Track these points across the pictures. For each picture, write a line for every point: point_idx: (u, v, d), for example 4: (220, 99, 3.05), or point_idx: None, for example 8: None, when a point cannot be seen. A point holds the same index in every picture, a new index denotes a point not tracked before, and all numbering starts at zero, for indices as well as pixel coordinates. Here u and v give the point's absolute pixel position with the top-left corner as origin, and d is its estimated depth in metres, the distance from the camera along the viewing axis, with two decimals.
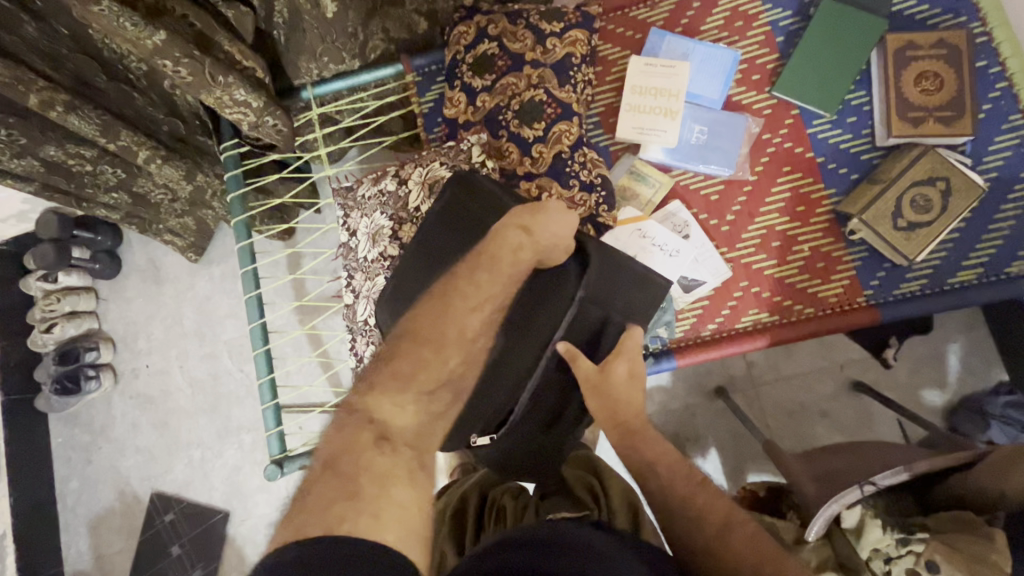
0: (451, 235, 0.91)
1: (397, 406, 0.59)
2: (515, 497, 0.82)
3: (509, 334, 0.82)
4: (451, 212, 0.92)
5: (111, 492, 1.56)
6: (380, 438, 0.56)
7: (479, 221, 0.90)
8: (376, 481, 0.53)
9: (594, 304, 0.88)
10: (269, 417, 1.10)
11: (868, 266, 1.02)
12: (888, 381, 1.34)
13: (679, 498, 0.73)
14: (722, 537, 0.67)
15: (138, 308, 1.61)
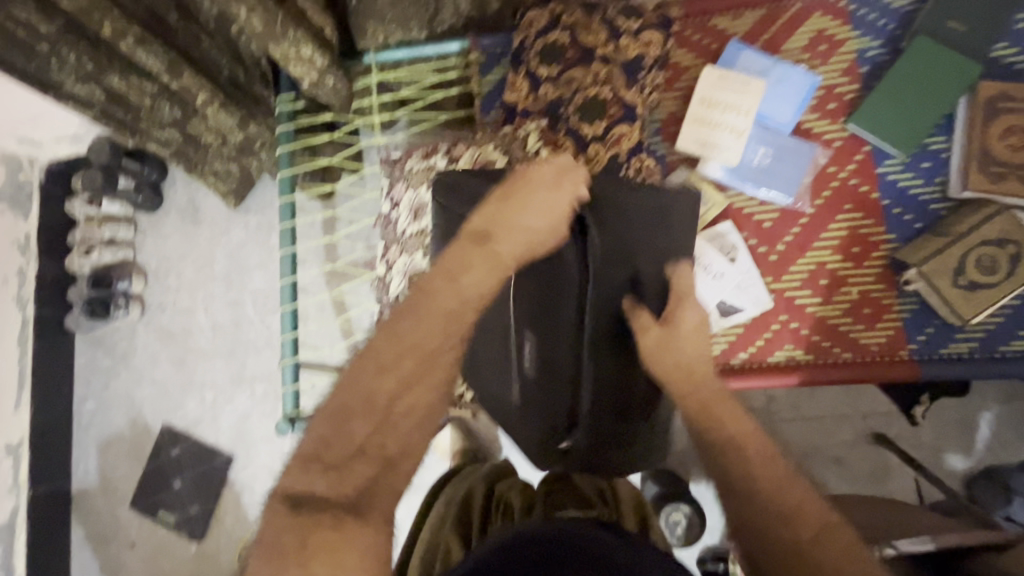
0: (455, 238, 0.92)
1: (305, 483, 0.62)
2: (522, 492, 0.81)
3: (544, 296, 0.86)
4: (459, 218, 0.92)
5: (123, 418, 1.60)
6: (295, 505, 0.60)
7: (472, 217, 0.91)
8: (302, 538, 0.58)
9: (620, 264, 0.87)
10: (286, 372, 1.11)
11: (917, 320, 0.98)
12: (913, 438, 1.29)
13: (765, 492, 0.68)
14: (817, 543, 0.63)
15: (173, 245, 1.64)
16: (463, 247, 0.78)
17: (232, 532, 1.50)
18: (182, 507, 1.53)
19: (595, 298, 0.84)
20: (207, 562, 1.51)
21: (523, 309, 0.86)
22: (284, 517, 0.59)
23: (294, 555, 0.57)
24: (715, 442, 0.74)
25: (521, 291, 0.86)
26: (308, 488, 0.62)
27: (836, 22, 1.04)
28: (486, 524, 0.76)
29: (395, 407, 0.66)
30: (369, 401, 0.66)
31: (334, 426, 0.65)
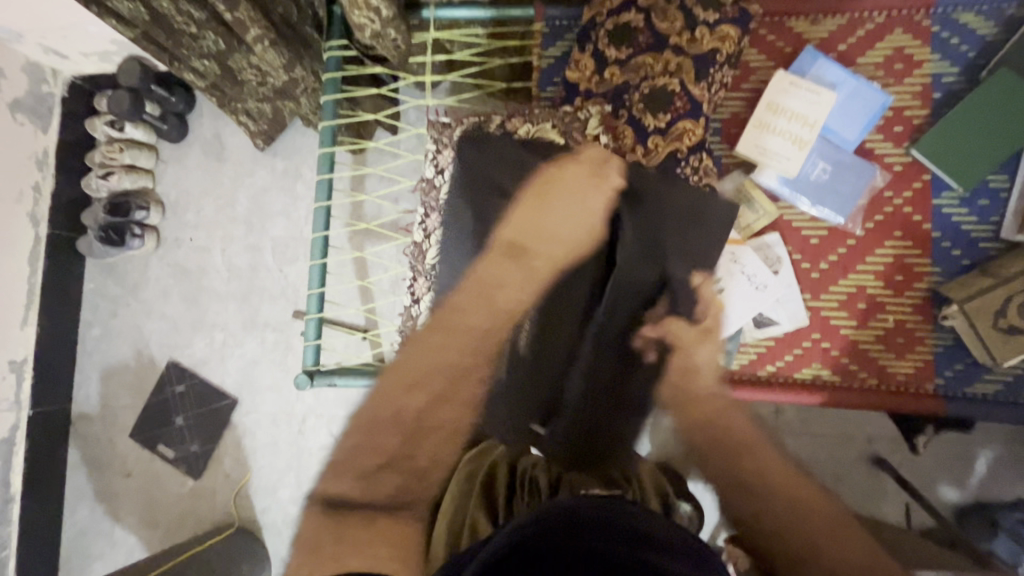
0: (475, 211, 0.93)
1: (339, 482, 0.69)
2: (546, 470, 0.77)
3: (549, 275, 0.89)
4: (468, 187, 0.94)
5: (130, 348, 1.59)
6: (332, 506, 0.66)
7: (500, 180, 0.92)
8: (338, 536, 0.63)
9: (647, 262, 0.88)
10: (310, 327, 1.10)
11: (947, 356, 0.98)
12: (910, 466, 1.32)
13: (788, 488, 0.70)
14: (838, 538, 0.65)
15: (194, 180, 1.60)
16: (504, 267, 0.87)
17: (230, 474, 1.51)
18: (182, 443, 1.54)
19: (618, 299, 0.88)
20: (202, 499, 1.52)
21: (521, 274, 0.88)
22: (319, 520, 0.65)
23: (328, 550, 0.61)
24: (738, 438, 0.78)
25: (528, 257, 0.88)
26: (340, 493, 0.68)
27: (917, 42, 1.01)
28: (509, 501, 0.71)
29: (422, 419, 0.76)
30: (386, 426, 0.74)
31: (365, 434, 0.73)
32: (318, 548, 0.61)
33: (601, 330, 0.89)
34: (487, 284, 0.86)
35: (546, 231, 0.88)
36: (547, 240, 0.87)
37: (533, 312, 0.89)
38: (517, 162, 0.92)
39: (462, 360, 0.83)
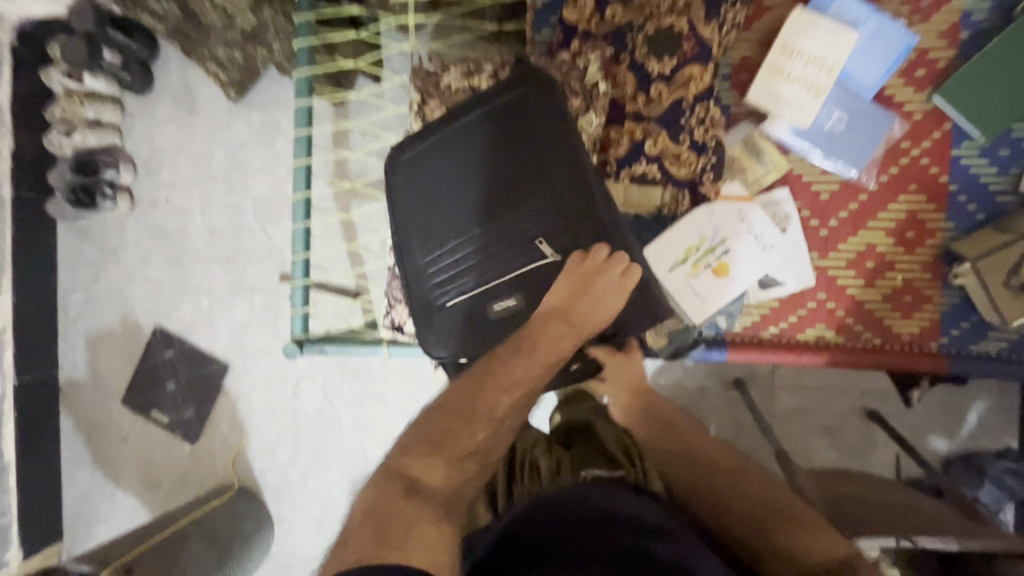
0: (497, 152, 0.87)
1: (429, 467, 0.67)
2: (550, 454, 0.82)
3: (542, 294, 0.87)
4: (507, 120, 0.87)
5: (114, 314, 1.54)
6: (409, 489, 0.65)
7: (541, 157, 0.86)
8: (407, 527, 0.60)
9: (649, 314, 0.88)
10: (297, 294, 1.06)
11: (954, 314, 0.96)
12: (902, 418, 1.32)
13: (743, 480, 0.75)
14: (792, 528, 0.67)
15: (166, 135, 1.50)
16: (546, 325, 0.80)
17: (227, 438, 1.51)
18: (176, 408, 1.52)
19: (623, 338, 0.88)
20: (200, 462, 1.52)
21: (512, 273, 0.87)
22: (396, 493, 0.64)
23: (393, 539, 0.59)
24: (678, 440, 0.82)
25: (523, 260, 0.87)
26: (421, 476, 0.66)
27: None
28: (508, 484, 0.79)
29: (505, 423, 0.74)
30: (478, 420, 0.72)
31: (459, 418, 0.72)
32: (382, 535, 0.59)
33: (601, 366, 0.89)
34: (531, 335, 0.79)
35: (600, 311, 0.82)
36: (585, 322, 0.82)
37: (518, 299, 0.87)
38: (568, 158, 0.85)
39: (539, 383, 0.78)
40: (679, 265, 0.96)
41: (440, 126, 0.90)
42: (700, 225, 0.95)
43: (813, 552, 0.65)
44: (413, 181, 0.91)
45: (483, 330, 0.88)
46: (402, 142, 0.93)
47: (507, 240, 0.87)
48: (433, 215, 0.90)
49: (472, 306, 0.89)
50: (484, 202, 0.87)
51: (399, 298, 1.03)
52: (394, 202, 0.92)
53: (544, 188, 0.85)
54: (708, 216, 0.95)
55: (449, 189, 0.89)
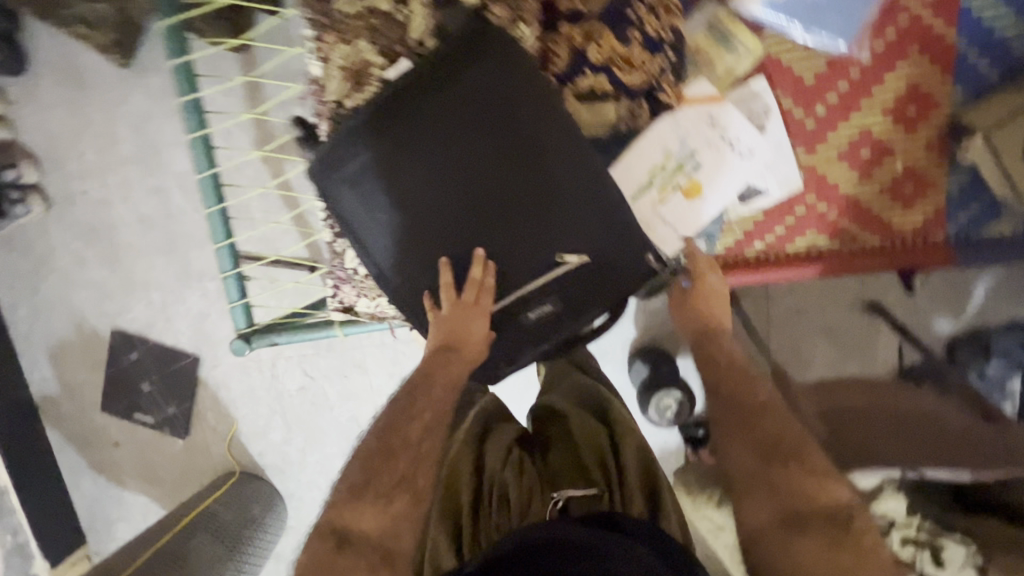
0: (472, 147, 0.73)
1: (357, 512, 0.67)
2: (513, 470, 0.77)
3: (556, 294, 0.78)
4: (475, 104, 0.73)
5: (66, 324, 1.44)
6: (341, 543, 0.66)
7: (536, 141, 0.73)
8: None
9: (600, 272, 0.77)
10: (230, 287, 0.97)
11: (963, 196, 0.85)
12: (907, 305, 1.22)
13: (759, 404, 0.74)
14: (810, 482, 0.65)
15: (60, 119, 1.32)
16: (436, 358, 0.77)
17: (217, 428, 1.46)
18: (159, 407, 1.46)
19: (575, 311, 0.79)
20: (197, 455, 1.49)
21: (529, 278, 0.77)
22: (330, 552, 0.65)
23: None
24: (717, 374, 0.78)
25: (539, 262, 0.77)
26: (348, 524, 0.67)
27: None
28: (475, 517, 0.74)
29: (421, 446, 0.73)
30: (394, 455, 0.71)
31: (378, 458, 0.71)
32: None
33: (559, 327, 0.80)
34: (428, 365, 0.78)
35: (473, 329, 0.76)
36: (471, 343, 0.77)
37: (554, 305, 0.78)
38: (564, 136, 0.74)
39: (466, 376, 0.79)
40: (644, 191, 0.82)
41: (389, 127, 0.73)
42: (665, 139, 0.81)
43: (812, 498, 0.64)
44: (379, 202, 0.74)
45: (516, 341, 0.81)
46: (334, 156, 0.74)
47: (525, 246, 0.76)
48: (421, 235, 0.76)
49: (501, 319, 0.79)
50: (482, 206, 0.75)
51: (344, 276, 0.91)
52: (361, 233, 0.76)
53: (553, 176, 0.74)
54: (673, 128, 0.81)
55: (432, 200, 0.74)
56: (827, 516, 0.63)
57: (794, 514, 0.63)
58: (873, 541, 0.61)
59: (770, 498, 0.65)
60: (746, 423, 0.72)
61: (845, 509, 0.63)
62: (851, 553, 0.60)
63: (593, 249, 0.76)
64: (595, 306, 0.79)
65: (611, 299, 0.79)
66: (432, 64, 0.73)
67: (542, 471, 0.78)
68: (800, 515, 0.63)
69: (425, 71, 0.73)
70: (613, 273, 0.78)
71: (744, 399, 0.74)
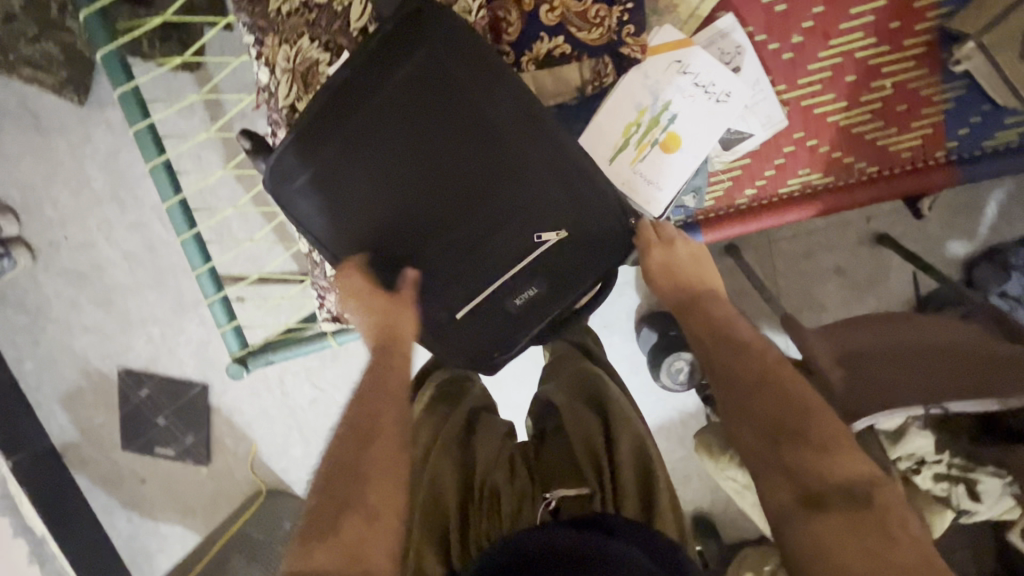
0: (424, 135, 0.70)
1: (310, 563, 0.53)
2: (504, 471, 0.77)
3: (540, 274, 0.75)
4: (418, 90, 0.69)
5: (73, 371, 1.43)
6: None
7: (488, 118, 0.70)
8: None
9: (578, 249, 0.75)
10: (217, 311, 0.95)
11: (960, 109, 0.80)
12: (915, 232, 1.19)
13: (764, 374, 0.66)
14: (827, 459, 0.58)
15: (29, 168, 1.31)
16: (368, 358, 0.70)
17: (238, 451, 1.45)
18: (177, 439, 1.45)
19: (558, 293, 0.77)
20: (222, 480, 1.48)
21: (510, 261, 0.75)
22: None
23: None
24: (710, 340, 0.71)
25: (516, 243, 0.74)
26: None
27: None
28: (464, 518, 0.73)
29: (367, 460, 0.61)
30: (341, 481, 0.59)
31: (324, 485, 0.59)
32: None
33: (547, 308, 0.77)
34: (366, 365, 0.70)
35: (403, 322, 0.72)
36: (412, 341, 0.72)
37: (538, 286, 0.76)
38: (522, 111, 0.70)
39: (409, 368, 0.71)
40: (620, 151, 0.77)
41: (335, 126, 0.69)
42: (634, 93, 0.76)
43: (827, 477, 0.57)
44: (340, 205, 0.72)
45: (504, 329, 0.77)
46: (284, 168, 0.71)
47: (499, 230, 0.73)
48: (388, 233, 0.73)
49: (487, 309, 0.76)
50: (448, 195, 0.72)
51: (327, 285, 0.88)
52: (327, 239, 0.73)
53: (516, 154, 0.71)
54: (642, 81, 0.76)
55: (394, 196, 0.71)
56: (850, 493, 0.56)
57: (813, 495, 0.56)
58: (901, 518, 0.54)
59: (788, 478, 0.58)
60: (758, 392, 0.65)
61: (874, 485, 0.56)
62: (880, 535, 0.52)
63: (569, 223, 0.74)
64: (580, 286, 0.77)
65: (590, 275, 0.77)
66: (369, 53, 0.68)
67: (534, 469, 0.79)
68: (821, 494, 0.56)
69: (364, 61, 0.69)
70: (590, 245, 0.75)
71: (748, 369, 0.67)
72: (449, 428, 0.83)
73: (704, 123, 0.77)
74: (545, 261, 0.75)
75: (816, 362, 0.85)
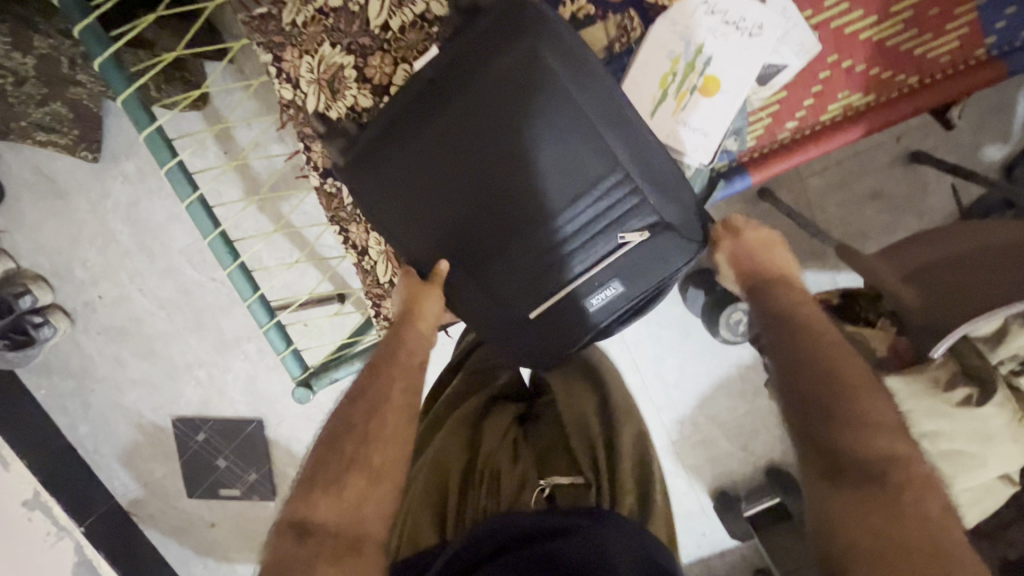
0: (508, 133, 0.71)
1: (314, 504, 0.62)
2: (504, 447, 0.80)
3: (619, 272, 0.76)
4: (505, 91, 0.71)
5: (128, 427, 1.43)
6: (302, 531, 0.60)
7: (575, 113, 0.70)
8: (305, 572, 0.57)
9: (655, 244, 0.75)
10: (274, 339, 0.95)
11: (994, 3, 0.79)
12: (948, 144, 1.16)
13: (833, 349, 0.66)
14: (864, 439, 0.58)
15: (53, 233, 1.31)
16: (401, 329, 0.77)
17: None
18: (239, 478, 1.44)
19: (631, 289, 0.76)
20: None
21: (590, 256, 0.76)
22: (291, 546, 0.59)
23: None
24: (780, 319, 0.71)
25: (596, 234, 0.75)
26: (310, 515, 0.62)
27: None
28: (464, 497, 0.75)
29: (372, 418, 0.69)
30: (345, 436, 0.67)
31: (343, 439, 0.67)
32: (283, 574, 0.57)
33: (623, 302, 0.77)
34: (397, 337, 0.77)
35: (428, 305, 0.77)
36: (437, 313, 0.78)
37: (617, 284, 0.76)
38: (613, 113, 0.71)
39: (428, 339, 0.79)
40: (660, 104, 0.77)
41: (414, 129, 0.73)
42: (665, 41, 0.76)
43: (860, 448, 0.57)
44: (419, 211, 0.76)
45: (569, 325, 0.78)
46: (364, 164, 0.75)
47: (579, 225, 0.75)
48: (467, 228, 0.75)
49: (565, 306, 0.77)
50: (526, 199, 0.73)
51: (382, 291, 0.89)
52: (405, 237, 0.78)
53: (602, 154, 0.72)
54: (670, 28, 0.76)
55: (472, 198, 0.74)
56: (861, 471, 0.56)
57: (832, 466, 0.58)
58: (917, 496, 0.54)
59: (813, 446, 0.60)
60: (811, 373, 0.64)
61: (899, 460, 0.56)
62: (881, 513, 0.53)
63: (654, 225, 0.75)
64: (653, 277, 0.76)
65: (665, 273, 0.76)
66: (452, 59, 0.72)
67: (527, 444, 0.81)
68: (841, 470, 0.57)
69: (446, 68, 0.72)
70: (671, 244, 0.75)
71: (810, 343, 0.67)
72: (459, 414, 0.86)
73: (741, 63, 0.76)
74: (627, 261, 0.75)
75: (887, 285, 0.83)
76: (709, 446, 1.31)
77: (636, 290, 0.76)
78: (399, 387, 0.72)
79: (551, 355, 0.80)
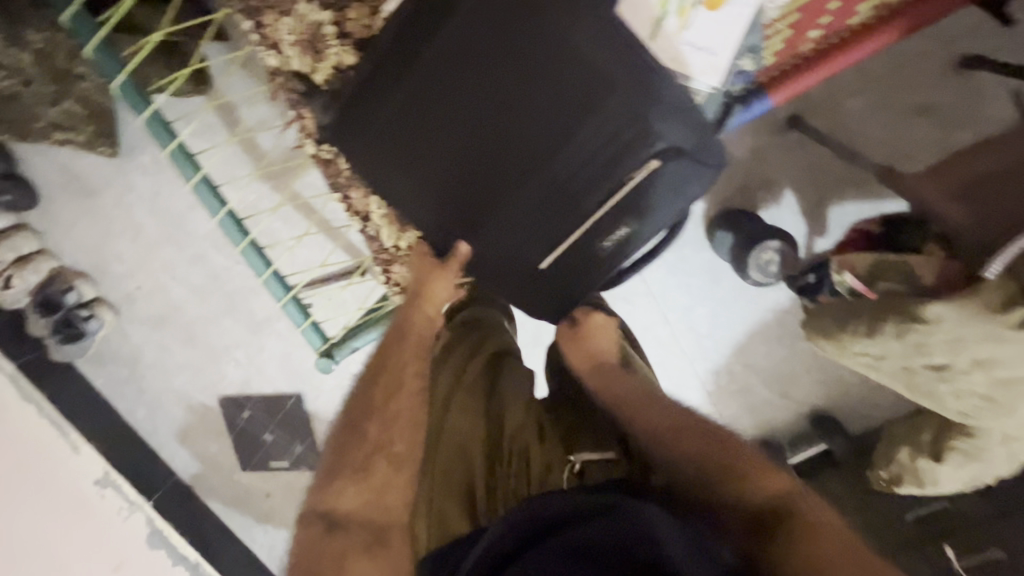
0: (496, 73, 0.67)
1: (342, 491, 0.68)
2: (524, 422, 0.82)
3: (627, 211, 0.72)
4: (487, 26, 0.65)
5: (179, 409, 1.49)
6: (329, 523, 0.66)
7: (565, 40, 0.64)
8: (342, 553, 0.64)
9: (666, 177, 0.70)
10: (293, 312, 0.97)
11: None
12: (1007, 43, 1.03)
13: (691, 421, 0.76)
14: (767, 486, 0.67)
15: (86, 230, 1.37)
16: (410, 305, 0.83)
17: None
18: (287, 450, 1.50)
19: (641, 225, 0.73)
20: None
21: (598, 195, 0.71)
22: (322, 534, 0.65)
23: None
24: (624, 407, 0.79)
25: (603, 169, 0.70)
26: (337, 502, 0.67)
27: None
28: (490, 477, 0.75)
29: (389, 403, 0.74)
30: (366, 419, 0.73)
31: (362, 421, 0.73)
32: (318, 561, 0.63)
33: (634, 239, 0.74)
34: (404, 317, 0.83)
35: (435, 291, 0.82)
36: (437, 298, 0.83)
37: (626, 224, 0.73)
38: (607, 34, 0.64)
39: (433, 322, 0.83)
40: (660, 24, 0.69)
41: (399, 80, 0.69)
42: None
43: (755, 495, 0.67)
44: (417, 166, 0.73)
45: (586, 266, 0.77)
46: (355, 125, 0.73)
47: (584, 164, 0.70)
48: (466, 181, 0.72)
49: (576, 250, 0.75)
50: (526, 141, 0.69)
51: (388, 256, 0.91)
52: (406, 197, 0.76)
53: (600, 82, 0.66)
54: None
55: (467, 148, 0.70)
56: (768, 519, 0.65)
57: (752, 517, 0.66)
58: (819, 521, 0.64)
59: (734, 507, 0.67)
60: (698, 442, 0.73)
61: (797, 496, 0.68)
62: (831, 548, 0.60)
63: (665, 152, 0.68)
64: (661, 216, 0.73)
65: (678, 205, 0.73)
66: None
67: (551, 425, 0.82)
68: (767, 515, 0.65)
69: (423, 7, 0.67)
70: (683, 172, 0.70)
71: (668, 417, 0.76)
72: (467, 379, 0.85)
73: None
74: (638, 196, 0.71)
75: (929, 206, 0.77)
76: (747, 395, 1.25)
77: (654, 224, 0.73)
78: (411, 370, 0.78)
79: (556, 307, 0.81)
